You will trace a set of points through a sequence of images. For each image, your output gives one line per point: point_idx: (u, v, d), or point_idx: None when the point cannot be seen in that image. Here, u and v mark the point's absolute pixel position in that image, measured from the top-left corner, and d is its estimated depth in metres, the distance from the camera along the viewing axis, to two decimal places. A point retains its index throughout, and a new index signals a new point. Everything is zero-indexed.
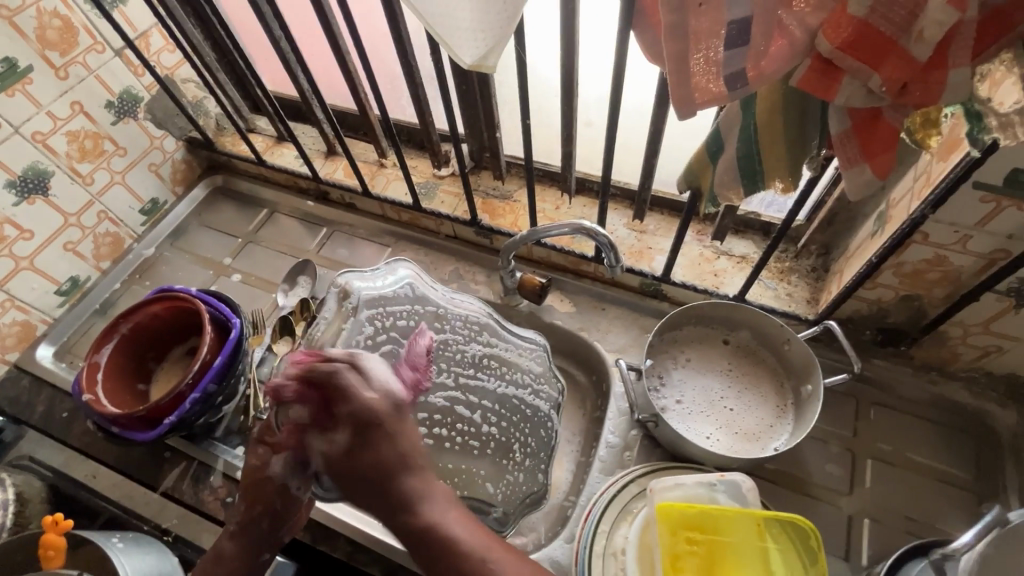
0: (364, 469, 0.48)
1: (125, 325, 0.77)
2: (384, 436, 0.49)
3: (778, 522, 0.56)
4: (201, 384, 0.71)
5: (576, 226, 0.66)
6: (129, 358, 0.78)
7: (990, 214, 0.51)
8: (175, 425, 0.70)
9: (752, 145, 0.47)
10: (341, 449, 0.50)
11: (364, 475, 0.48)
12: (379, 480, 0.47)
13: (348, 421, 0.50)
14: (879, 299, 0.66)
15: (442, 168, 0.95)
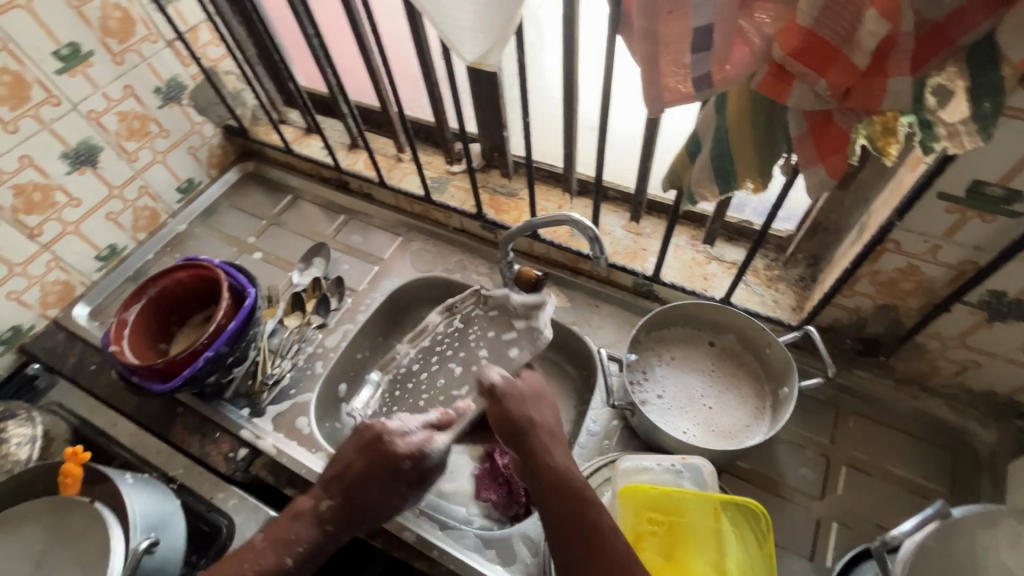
0: (519, 429, 0.57)
1: (152, 288, 0.84)
2: (541, 407, 0.61)
3: (734, 506, 0.58)
4: (214, 344, 0.77)
5: (566, 218, 0.70)
6: (153, 319, 0.85)
7: (956, 224, 0.54)
8: (188, 380, 0.76)
9: (725, 146, 0.51)
10: (520, 418, 0.58)
11: (519, 425, 0.58)
12: (531, 430, 0.57)
13: (530, 392, 0.62)
14: (857, 307, 0.68)
15: (455, 165, 1.00)
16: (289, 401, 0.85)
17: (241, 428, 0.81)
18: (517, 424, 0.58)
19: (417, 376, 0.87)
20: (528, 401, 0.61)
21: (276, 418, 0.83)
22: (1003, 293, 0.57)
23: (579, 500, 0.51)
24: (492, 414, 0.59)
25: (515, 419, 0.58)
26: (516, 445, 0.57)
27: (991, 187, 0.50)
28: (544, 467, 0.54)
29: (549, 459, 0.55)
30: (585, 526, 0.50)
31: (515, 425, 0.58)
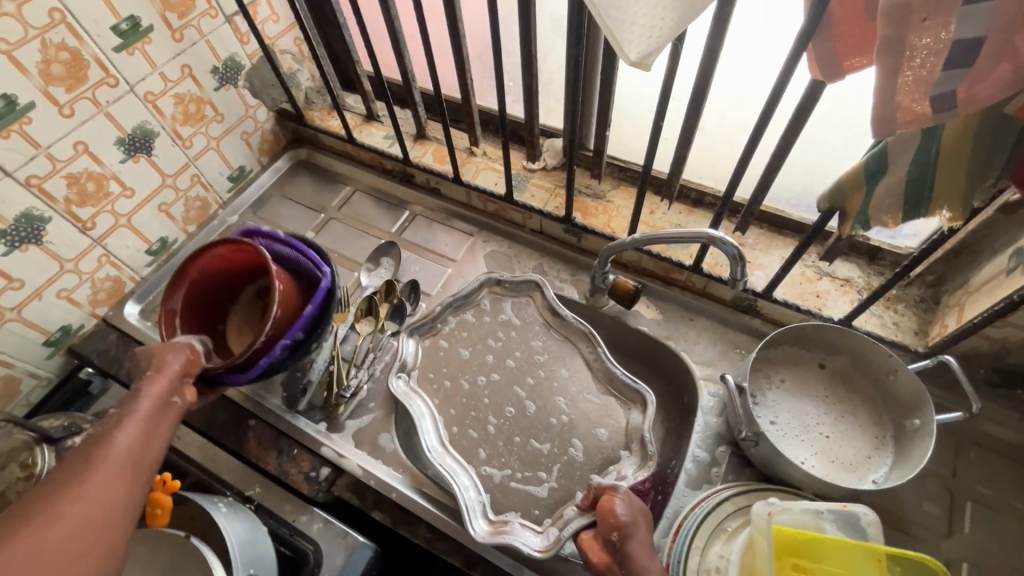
0: (629, 523, 0.56)
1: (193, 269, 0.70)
2: (645, 522, 0.59)
3: (899, 561, 0.53)
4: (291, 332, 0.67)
5: (707, 236, 0.65)
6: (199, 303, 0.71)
7: None
8: (265, 370, 0.65)
9: (928, 170, 0.46)
10: (624, 522, 0.56)
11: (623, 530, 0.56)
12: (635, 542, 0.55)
13: (639, 506, 0.59)
14: (1004, 338, 0.64)
15: (535, 162, 0.94)
16: (369, 415, 0.79)
17: (322, 445, 0.76)
18: (624, 529, 0.56)
19: (471, 375, 0.79)
20: (640, 509, 0.59)
21: (357, 434, 0.77)
22: None
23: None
24: (602, 501, 0.58)
25: (626, 517, 0.57)
26: (622, 536, 0.56)
27: None
28: (645, 566, 0.54)
29: (651, 562, 0.55)
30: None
31: (623, 527, 0.56)
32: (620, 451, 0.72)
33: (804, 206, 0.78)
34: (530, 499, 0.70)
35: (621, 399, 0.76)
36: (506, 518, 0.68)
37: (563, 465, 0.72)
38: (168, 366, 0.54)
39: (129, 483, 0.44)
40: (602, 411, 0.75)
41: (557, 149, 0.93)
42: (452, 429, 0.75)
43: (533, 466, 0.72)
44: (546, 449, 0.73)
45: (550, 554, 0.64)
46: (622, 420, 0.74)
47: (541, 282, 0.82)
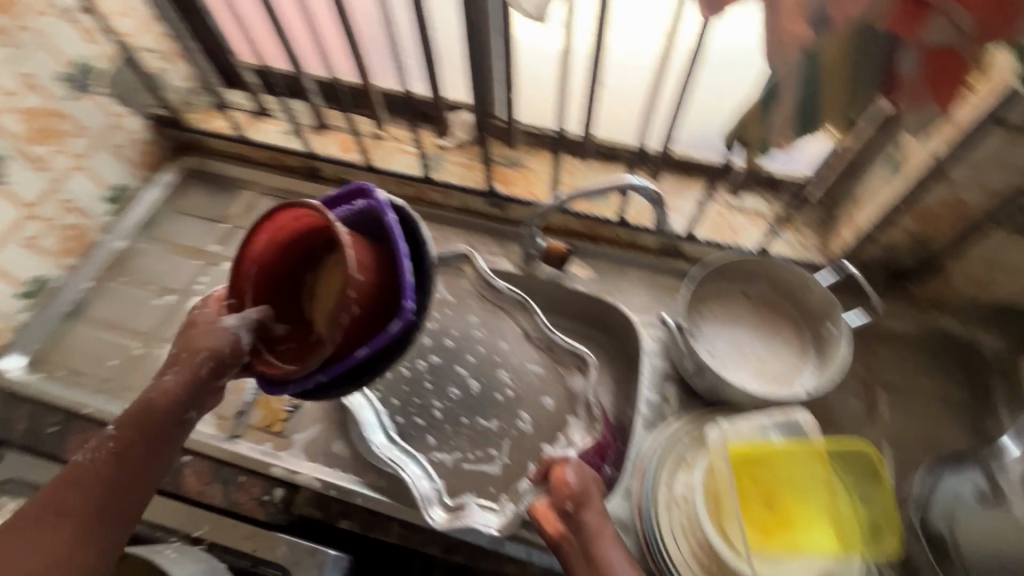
0: (582, 493, 0.59)
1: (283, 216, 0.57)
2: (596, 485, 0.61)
3: (836, 453, 0.60)
4: (331, 370, 0.51)
5: (622, 183, 0.67)
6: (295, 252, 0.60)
7: (1008, 152, 0.56)
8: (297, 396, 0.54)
9: (813, 92, 0.50)
10: (576, 490, 0.59)
11: (575, 498, 0.58)
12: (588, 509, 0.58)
13: (589, 472, 0.62)
14: (892, 241, 0.71)
15: (446, 139, 0.92)
16: (315, 425, 0.74)
17: (270, 465, 0.70)
18: (575, 498, 0.58)
19: (412, 359, 0.79)
20: (590, 475, 0.62)
21: (307, 447, 0.73)
22: None
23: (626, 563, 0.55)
24: (554, 473, 0.60)
25: (579, 485, 0.59)
26: (576, 506, 0.58)
27: None
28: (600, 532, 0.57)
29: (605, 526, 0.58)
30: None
31: (576, 496, 0.58)
32: (567, 416, 0.72)
33: (710, 146, 0.81)
34: (484, 478, 0.71)
35: (562, 366, 0.74)
36: (462, 500, 0.69)
37: (512, 440, 0.73)
38: (176, 369, 0.56)
39: (98, 526, 0.51)
40: (545, 380, 0.75)
41: (466, 123, 0.91)
42: (397, 417, 0.75)
43: (483, 445, 0.73)
44: (494, 426, 0.74)
45: (510, 530, 0.63)
46: (564, 385, 0.74)
47: (469, 252, 0.78)
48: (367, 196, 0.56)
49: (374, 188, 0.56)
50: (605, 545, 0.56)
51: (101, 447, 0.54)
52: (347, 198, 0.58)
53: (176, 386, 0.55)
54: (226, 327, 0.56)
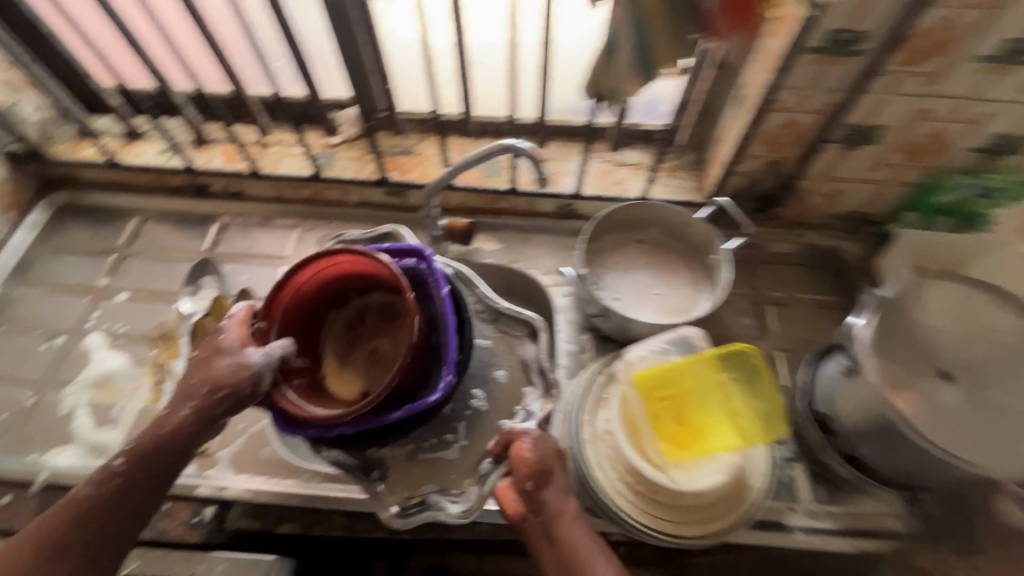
0: (543, 471, 0.59)
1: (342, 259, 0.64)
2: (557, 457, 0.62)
3: (723, 358, 0.64)
4: (360, 425, 0.58)
5: (500, 147, 0.70)
6: (322, 288, 0.66)
7: (820, 73, 0.64)
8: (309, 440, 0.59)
9: (644, 34, 0.55)
10: (535, 468, 0.59)
11: (533, 476, 0.58)
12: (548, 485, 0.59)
13: (548, 445, 0.62)
14: (752, 170, 0.79)
15: (334, 137, 0.92)
16: (241, 438, 0.72)
17: (195, 486, 0.68)
18: (535, 476, 0.58)
19: None
20: (552, 448, 0.62)
21: (234, 460, 0.71)
22: (856, 126, 0.70)
23: (582, 537, 0.57)
24: (514, 452, 0.59)
25: (539, 462, 0.59)
26: (536, 484, 0.59)
27: (844, 32, 0.60)
28: (559, 508, 0.58)
29: (564, 502, 0.59)
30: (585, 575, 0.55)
31: (537, 473, 0.59)
32: (524, 385, 0.69)
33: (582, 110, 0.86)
34: (442, 466, 0.65)
35: (512, 335, 0.72)
36: (422, 493, 0.65)
37: (469, 421, 0.68)
38: (193, 403, 0.57)
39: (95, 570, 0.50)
40: (494, 353, 0.71)
41: (353, 118, 0.92)
42: None
43: (438, 432, 0.67)
44: (447, 410, 0.68)
45: (473, 514, 0.62)
46: (517, 353, 0.71)
47: (395, 230, 0.75)
48: (421, 264, 0.66)
49: (431, 260, 0.66)
50: (565, 520, 0.57)
51: (106, 482, 0.53)
52: (394, 255, 0.67)
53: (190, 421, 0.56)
54: (247, 359, 0.57)
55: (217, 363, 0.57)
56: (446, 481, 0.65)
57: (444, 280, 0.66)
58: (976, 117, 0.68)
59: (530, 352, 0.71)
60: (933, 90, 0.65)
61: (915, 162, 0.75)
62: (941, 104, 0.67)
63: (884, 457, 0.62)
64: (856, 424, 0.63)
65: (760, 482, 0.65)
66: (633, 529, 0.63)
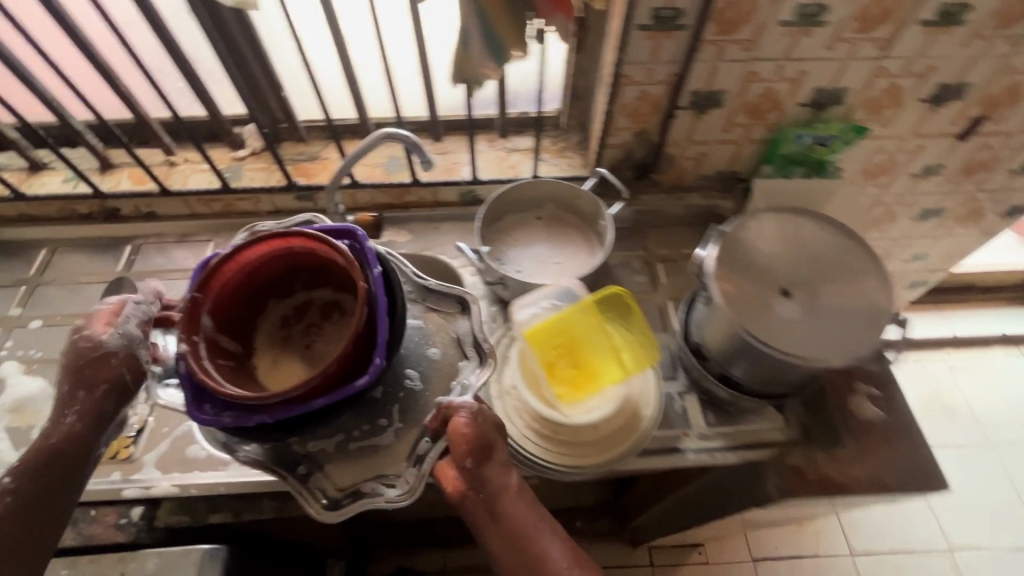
0: (483, 447, 0.58)
1: (294, 242, 0.62)
2: (496, 428, 0.60)
3: (602, 302, 0.72)
4: (279, 412, 0.55)
5: (381, 135, 0.76)
6: (272, 268, 0.64)
7: (656, 48, 0.74)
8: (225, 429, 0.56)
9: (486, 22, 0.63)
10: (473, 443, 0.57)
11: (473, 452, 0.57)
12: (488, 458, 0.57)
13: (486, 417, 0.60)
14: (623, 141, 0.88)
15: (241, 151, 0.96)
16: (166, 440, 0.73)
17: (123, 490, 0.70)
18: (474, 451, 0.57)
19: None
20: (490, 420, 0.60)
21: (161, 461, 0.72)
22: (699, 92, 0.80)
23: (527, 510, 0.56)
24: (450, 430, 0.57)
25: (478, 437, 0.57)
26: (477, 461, 0.57)
27: (664, 10, 0.69)
28: (501, 483, 0.57)
29: (506, 476, 0.58)
30: (531, 546, 0.54)
31: (476, 448, 0.57)
32: (458, 360, 0.68)
33: (480, 103, 0.95)
34: (376, 453, 0.64)
35: (443, 313, 0.72)
36: (357, 482, 0.63)
37: (402, 403, 0.65)
38: (76, 409, 0.58)
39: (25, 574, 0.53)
40: (426, 332, 0.70)
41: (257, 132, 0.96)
42: None
43: (370, 418, 0.65)
44: (379, 394, 0.65)
45: (413, 498, 0.60)
46: (449, 329, 0.70)
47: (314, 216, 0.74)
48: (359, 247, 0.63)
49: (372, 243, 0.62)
50: (507, 492, 0.56)
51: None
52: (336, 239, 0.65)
53: (78, 425, 0.57)
54: (109, 350, 0.60)
55: (83, 363, 0.59)
56: (379, 466, 0.63)
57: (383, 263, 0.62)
58: (795, 75, 0.79)
59: (463, 326, 0.70)
60: (753, 55, 0.76)
61: (759, 121, 0.86)
62: (763, 67, 0.77)
63: (752, 371, 0.70)
64: (721, 349, 0.71)
65: (650, 412, 0.71)
66: (546, 469, 0.69)
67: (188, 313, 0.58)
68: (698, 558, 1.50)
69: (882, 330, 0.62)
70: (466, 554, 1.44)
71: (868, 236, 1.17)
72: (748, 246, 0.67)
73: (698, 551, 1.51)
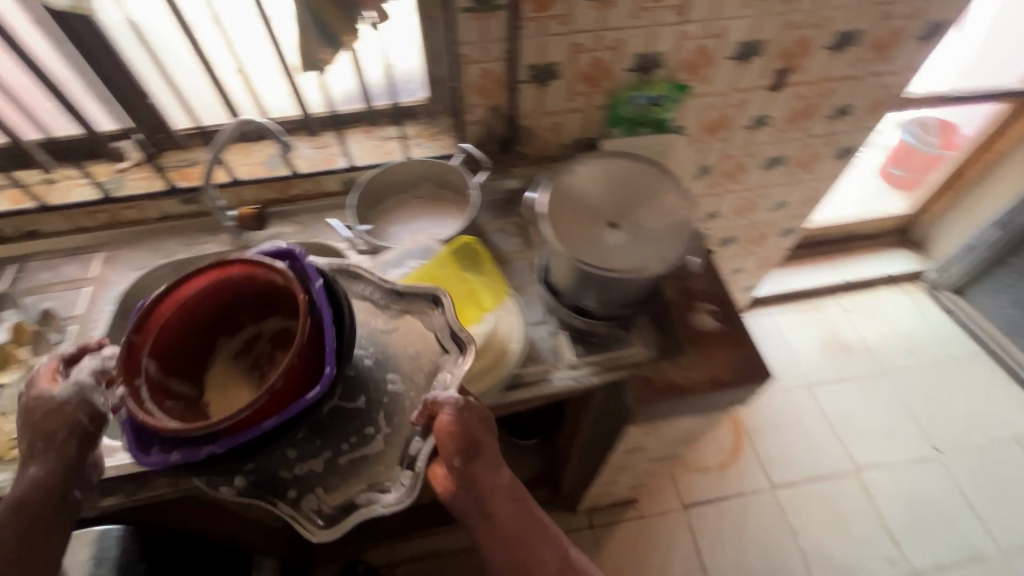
0: (472, 445, 0.59)
1: (232, 272, 0.64)
2: (484, 425, 0.61)
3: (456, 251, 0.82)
4: (233, 440, 0.54)
5: (238, 124, 0.82)
6: (217, 304, 0.66)
7: (485, 28, 0.84)
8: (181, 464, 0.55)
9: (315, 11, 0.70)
10: (463, 445, 0.58)
11: (463, 453, 0.58)
12: (478, 459, 0.59)
13: (473, 413, 0.61)
14: (482, 118, 0.98)
15: (123, 163, 1.00)
16: None
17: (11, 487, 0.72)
18: (463, 453, 0.58)
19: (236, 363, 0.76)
20: (479, 417, 0.61)
21: None
22: (535, 65, 0.91)
23: (513, 504, 0.61)
24: (439, 430, 0.58)
25: (468, 438, 0.58)
26: (466, 460, 0.58)
27: None
28: (490, 480, 0.60)
29: (495, 472, 0.60)
30: (520, 545, 0.59)
31: (466, 450, 0.58)
32: (436, 354, 0.71)
33: (350, 99, 1.02)
34: (367, 462, 0.65)
35: (416, 315, 0.75)
36: (349, 495, 0.64)
37: (387, 408, 0.67)
38: (39, 459, 0.59)
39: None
40: (403, 337, 0.72)
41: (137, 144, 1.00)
42: None
43: (356, 430, 0.66)
44: (360, 404, 0.67)
45: (411, 500, 0.61)
46: (426, 329, 0.73)
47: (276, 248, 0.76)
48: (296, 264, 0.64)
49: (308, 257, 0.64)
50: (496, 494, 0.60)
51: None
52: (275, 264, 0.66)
53: (42, 472, 0.58)
54: (61, 401, 0.60)
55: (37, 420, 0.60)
56: (373, 476, 0.64)
57: (322, 277, 0.63)
58: (615, 43, 0.90)
59: (438, 322, 0.73)
60: (572, 28, 0.86)
61: (597, 88, 0.97)
62: (584, 38, 0.88)
63: (597, 299, 0.79)
64: (568, 284, 0.80)
65: (517, 345, 0.79)
66: None
67: (128, 355, 0.59)
68: (634, 513, 1.58)
69: (689, 238, 0.73)
70: (410, 543, 1.46)
71: (730, 189, 1.31)
72: (570, 187, 0.77)
73: (634, 507, 1.59)
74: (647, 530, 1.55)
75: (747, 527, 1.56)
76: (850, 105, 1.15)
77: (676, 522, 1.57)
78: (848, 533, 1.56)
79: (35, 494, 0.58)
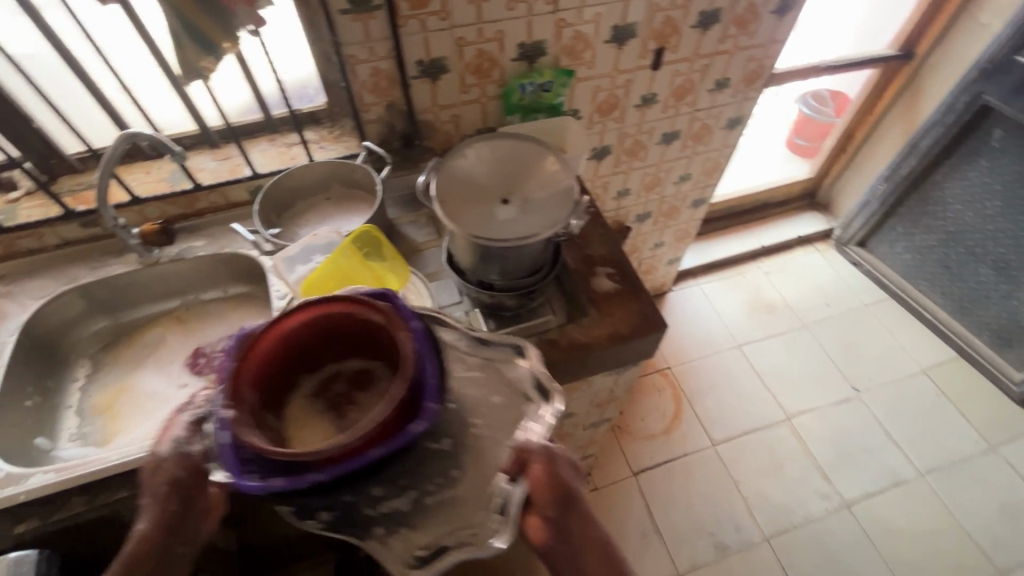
0: (566, 493, 0.54)
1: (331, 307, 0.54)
2: (574, 475, 0.57)
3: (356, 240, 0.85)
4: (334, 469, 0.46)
5: (123, 138, 0.82)
6: (314, 340, 0.55)
7: (366, 29, 0.88)
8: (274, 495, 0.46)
9: (187, 22, 0.72)
10: (552, 489, 0.53)
11: (553, 501, 0.53)
12: (569, 509, 0.54)
13: (560, 456, 0.56)
14: (380, 116, 1.02)
15: (14, 193, 0.98)
16: None
17: None
18: (554, 502, 0.53)
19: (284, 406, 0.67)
20: (568, 465, 0.57)
21: None
22: (422, 61, 0.95)
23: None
24: (528, 470, 0.54)
25: (558, 481, 0.54)
26: (562, 510, 0.53)
27: None
28: (591, 537, 0.53)
29: (596, 532, 0.54)
30: None
31: (557, 497, 0.53)
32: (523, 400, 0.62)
33: (249, 110, 1.04)
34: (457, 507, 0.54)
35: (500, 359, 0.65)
36: (442, 537, 0.53)
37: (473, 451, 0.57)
38: (148, 514, 0.53)
39: None
40: (483, 378, 0.63)
41: None
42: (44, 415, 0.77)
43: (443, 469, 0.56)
44: (447, 444, 0.57)
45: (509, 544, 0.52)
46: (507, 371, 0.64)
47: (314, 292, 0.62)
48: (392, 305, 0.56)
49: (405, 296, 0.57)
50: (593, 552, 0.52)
51: None
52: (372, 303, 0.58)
53: (152, 528, 0.52)
54: (164, 456, 0.55)
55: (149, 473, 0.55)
56: (463, 518, 0.54)
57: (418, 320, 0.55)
58: (496, 36, 0.96)
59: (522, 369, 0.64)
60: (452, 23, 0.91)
61: (487, 79, 1.02)
62: (466, 32, 0.93)
63: (498, 273, 0.82)
64: (470, 263, 0.84)
65: None
66: None
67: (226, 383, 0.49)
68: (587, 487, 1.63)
69: (573, 204, 0.78)
70: None
71: (634, 166, 1.40)
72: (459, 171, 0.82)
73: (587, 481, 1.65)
74: (600, 501, 1.61)
75: (695, 484, 1.65)
76: (727, 78, 1.26)
77: (628, 489, 1.64)
78: (785, 476, 1.67)
79: (138, 557, 0.51)
